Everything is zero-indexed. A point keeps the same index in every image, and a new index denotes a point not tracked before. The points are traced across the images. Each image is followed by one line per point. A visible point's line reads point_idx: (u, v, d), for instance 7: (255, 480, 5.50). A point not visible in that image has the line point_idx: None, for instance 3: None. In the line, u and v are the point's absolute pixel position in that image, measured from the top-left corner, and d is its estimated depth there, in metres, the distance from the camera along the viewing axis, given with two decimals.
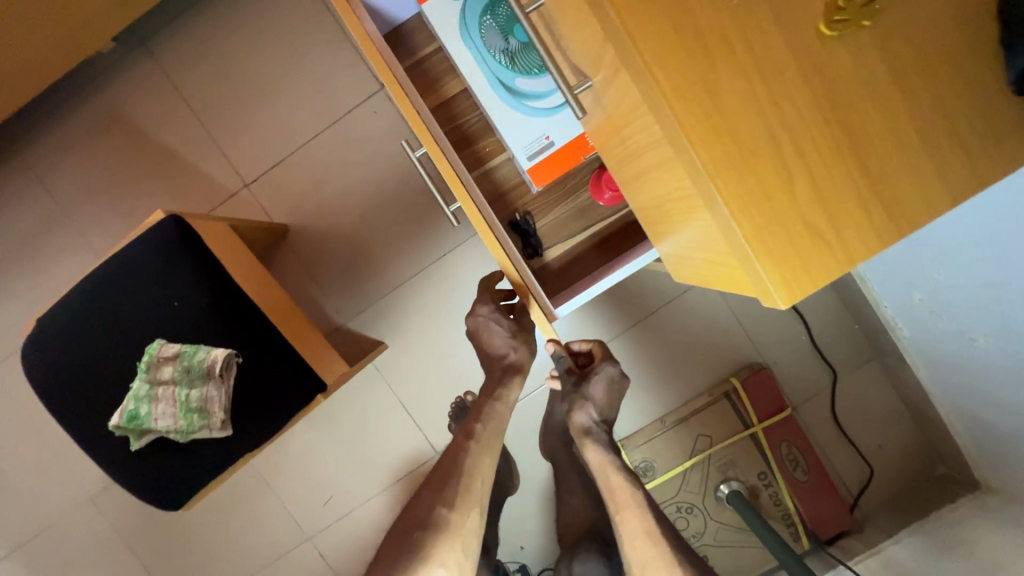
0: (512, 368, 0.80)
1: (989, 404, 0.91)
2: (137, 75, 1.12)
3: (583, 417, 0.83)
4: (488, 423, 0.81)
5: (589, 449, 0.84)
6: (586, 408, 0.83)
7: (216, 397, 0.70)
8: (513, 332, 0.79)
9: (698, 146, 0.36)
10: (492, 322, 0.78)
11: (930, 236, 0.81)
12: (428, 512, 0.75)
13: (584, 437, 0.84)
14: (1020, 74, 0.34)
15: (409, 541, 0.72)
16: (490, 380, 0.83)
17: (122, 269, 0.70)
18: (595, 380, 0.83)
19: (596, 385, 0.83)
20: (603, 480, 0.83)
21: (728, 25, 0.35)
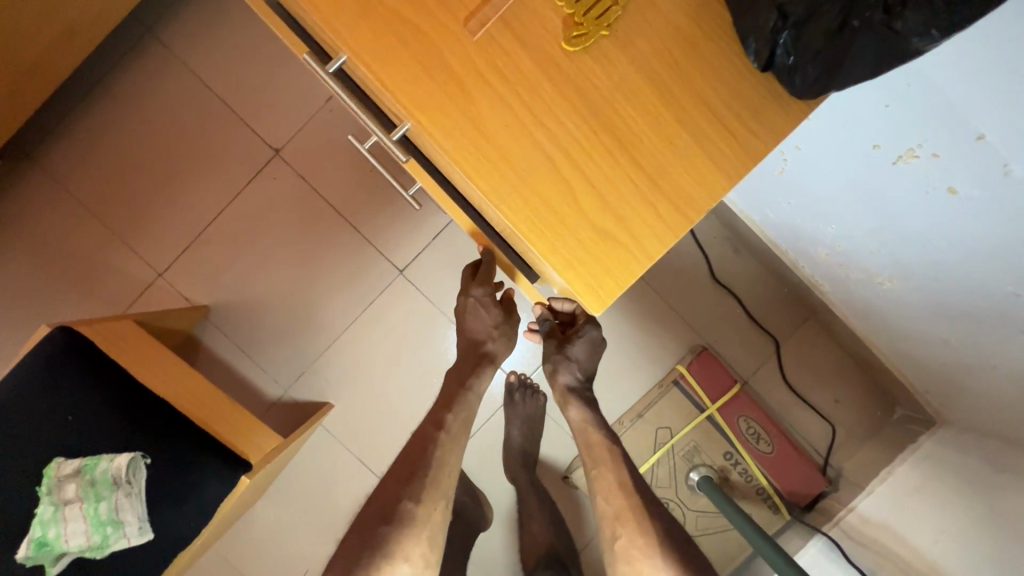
0: (488, 358, 0.76)
1: (918, 338, 0.92)
2: (28, 188, 1.11)
3: (566, 379, 0.80)
4: (460, 412, 0.74)
5: (569, 407, 0.82)
6: (569, 369, 0.79)
7: (128, 504, 0.68)
8: (497, 322, 0.75)
9: (477, 179, 0.37)
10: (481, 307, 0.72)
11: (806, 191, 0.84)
12: (392, 503, 0.65)
13: (565, 397, 0.81)
14: (756, 52, 0.36)
15: (370, 539, 0.63)
16: (458, 367, 0.76)
17: (7, 392, 0.68)
18: (578, 343, 0.77)
19: (578, 347, 0.77)
20: (583, 436, 0.81)
21: (476, 60, 0.36)
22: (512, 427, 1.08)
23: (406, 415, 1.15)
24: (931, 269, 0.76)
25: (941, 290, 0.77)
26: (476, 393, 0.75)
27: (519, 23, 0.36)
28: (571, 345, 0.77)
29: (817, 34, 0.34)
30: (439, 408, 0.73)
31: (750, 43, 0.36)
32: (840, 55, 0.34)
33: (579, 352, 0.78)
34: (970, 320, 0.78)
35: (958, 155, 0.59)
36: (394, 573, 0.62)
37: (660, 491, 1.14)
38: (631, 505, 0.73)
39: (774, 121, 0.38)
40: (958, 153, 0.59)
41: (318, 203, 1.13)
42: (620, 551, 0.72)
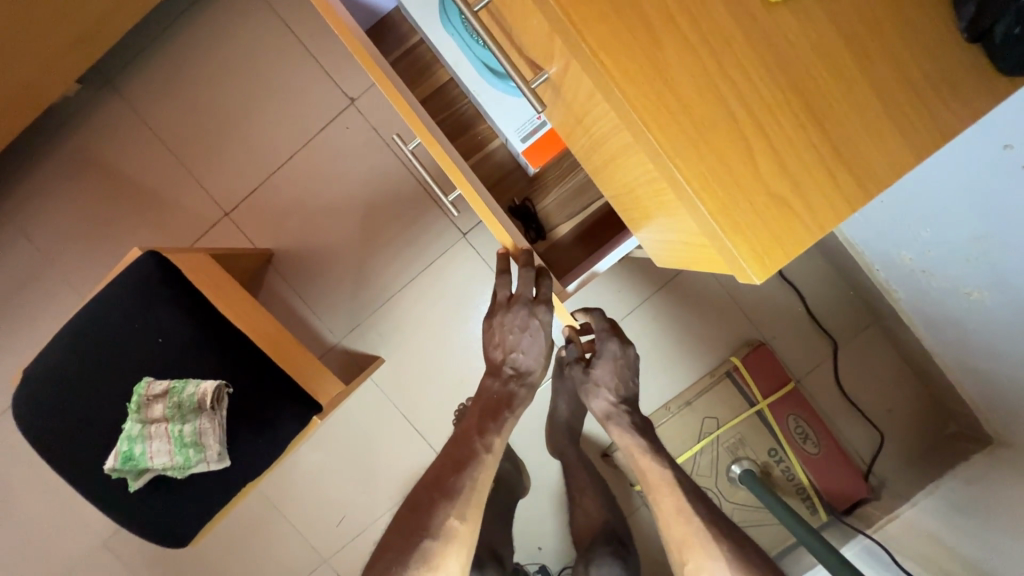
0: (529, 386, 0.75)
1: (992, 357, 0.89)
2: (106, 115, 1.12)
3: (599, 403, 0.83)
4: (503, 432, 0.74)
5: (613, 431, 0.85)
6: (597, 393, 0.83)
7: (210, 429, 0.69)
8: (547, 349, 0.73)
9: (653, 127, 0.36)
10: (544, 331, 0.71)
11: (913, 188, 0.81)
12: (432, 520, 0.68)
13: (605, 421, 0.84)
14: (971, 22, 0.34)
15: (413, 550, 0.67)
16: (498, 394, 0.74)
17: (105, 309, 0.70)
18: (599, 363, 0.81)
19: (601, 369, 0.81)
20: (628, 453, 0.84)
21: (670, 3, 0.35)
22: (561, 401, 1.06)
23: (455, 379, 1.16)
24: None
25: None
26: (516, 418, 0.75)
27: None
28: (593, 368, 0.81)
29: None
30: (486, 422, 0.73)
31: (968, 10, 0.34)
32: None
33: (604, 375, 0.81)
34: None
35: None
36: None
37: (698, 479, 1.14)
38: (696, 527, 0.75)
39: (975, 99, 0.36)
40: None
41: (388, 157, 1.12)
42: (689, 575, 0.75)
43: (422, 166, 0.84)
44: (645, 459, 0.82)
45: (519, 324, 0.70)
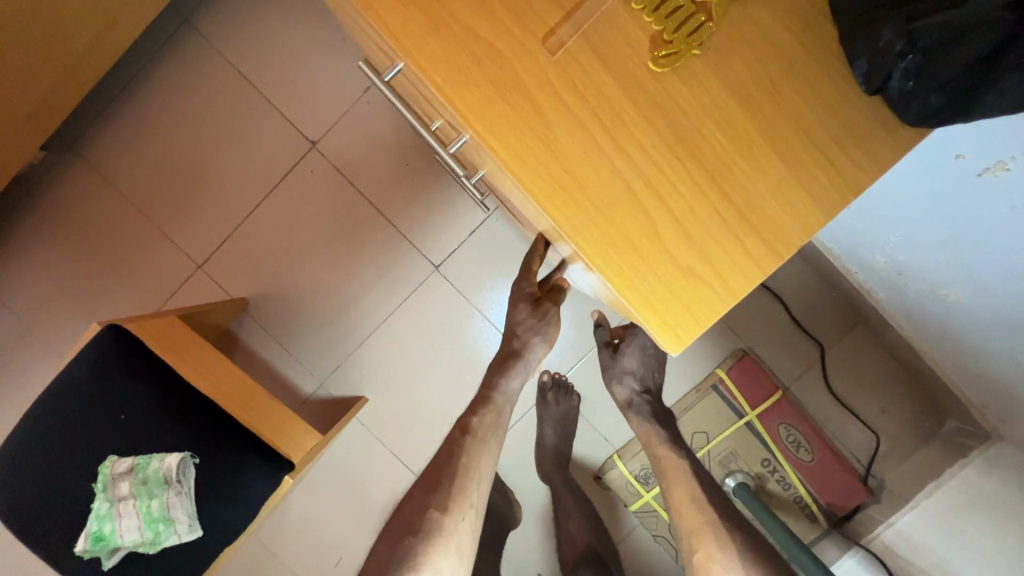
0: (516, 356, 0.74)
1: (982, 356, 0.85)
2: (72, 178, 1.12)
3: (623, 390, 0.83)
4: (485, 415, 0.73)
5: (632, 420, 0.83)
6: (623, 380, 0.83)
7: (178, 502, 0.69)
8: (528, 318, 0.73)
9: (552, 208, 0.35)
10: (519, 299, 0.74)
11: (882, 193, 0.78)
12: (421, 514, 0.66)
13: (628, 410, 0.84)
14: (866, 72, 0.33)
15: (399, 551, 0.65)
16: (491, 367, 0.76)
17: (66, 389, 0.70)
18: (628, 350, 0.82)
19: (630, 356, 0.82)
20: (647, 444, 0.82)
21: (555, 80, 0.34)
22: (546, 426, 1.09)
23: (440, 411, 1.16)
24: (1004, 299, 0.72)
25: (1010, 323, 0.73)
26: (503, 395, 0.73)
27: (602, 41, 0.34)
28: (621, 354, 0.82)
29: (952, 63, 0.30)
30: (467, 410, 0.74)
31: (860, 64, 0.33)
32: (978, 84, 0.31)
33: (632, 363, 0.82)
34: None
35: None
36: None
37: None
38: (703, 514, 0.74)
39: (881, 147, 0.35)
40: None
41: (355, 197, 1.12)
42: (699, 565, 0.71)
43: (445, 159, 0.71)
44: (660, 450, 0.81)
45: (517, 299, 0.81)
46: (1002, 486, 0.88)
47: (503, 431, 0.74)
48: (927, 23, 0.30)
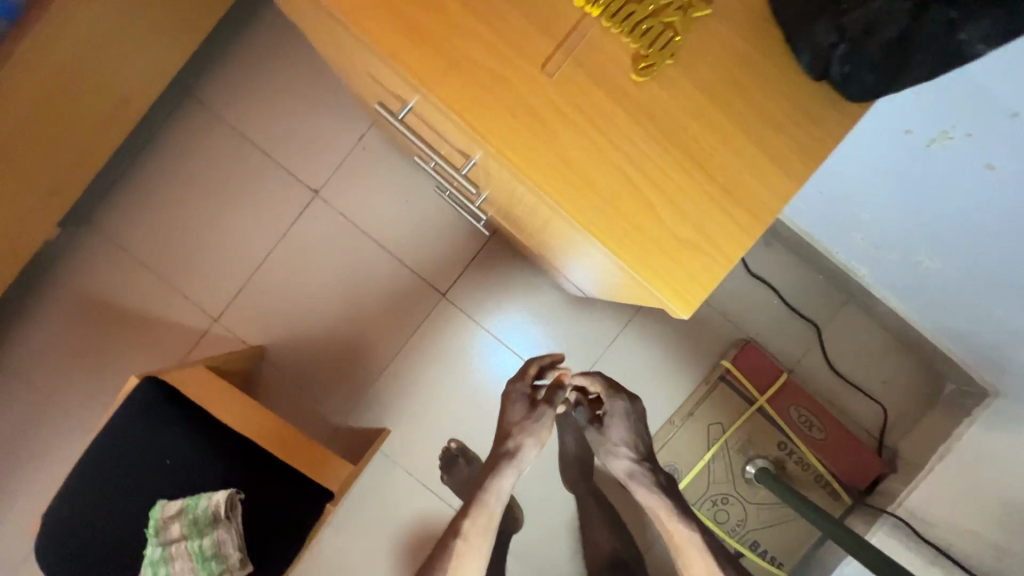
0: (509, 457, 0.78)
1: (970, 318, 0.91)
2: (85, 249, 1.17)
3: (620, 464, 0.84)
4: (477, 518, 0.78)
5: (638, 492, 0.85)
6: (622, 456, 0.84)
7: (228, 538, 0.71)
8: (525, 418, 0.77)
9: (565, 204, 0.41)
10: (516, 399, 0.79)
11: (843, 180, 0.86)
12: None
13: (631, 483, 0.85)
14: (811, 57, 0.40)
15: None
16: (486, 467, 0.81)
17: (113, 442, 0.73)
18: (612, 423, 0.83)
19: (615, 428, 0.83)
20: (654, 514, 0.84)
21: (554, 96, 0.40)
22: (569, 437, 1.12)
23: (462, 434, 1.18)
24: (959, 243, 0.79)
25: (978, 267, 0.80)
26: (492, 498, 0.78)
27: (591, 62, 0.41)
28: (607, 428, 0.83)
29: (873, 48, 0.38)
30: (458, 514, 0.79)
31: (804, 57, 0.40)
32: (901, 62, 0.37)
33: (617, 433, 0.83)
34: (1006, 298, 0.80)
35: (993, 134, 0.62)
36: None
37: (701, 507, 1.15)
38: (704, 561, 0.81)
39: (833, 123, 0.42)
40: (992, 131, 0.62)
41: (359, 238, 1.18)
42: None
43: (446, 183, 0.77)
44: (667, 518, 0.83)
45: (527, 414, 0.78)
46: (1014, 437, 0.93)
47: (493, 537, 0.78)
48: (854, 14, 0.38)
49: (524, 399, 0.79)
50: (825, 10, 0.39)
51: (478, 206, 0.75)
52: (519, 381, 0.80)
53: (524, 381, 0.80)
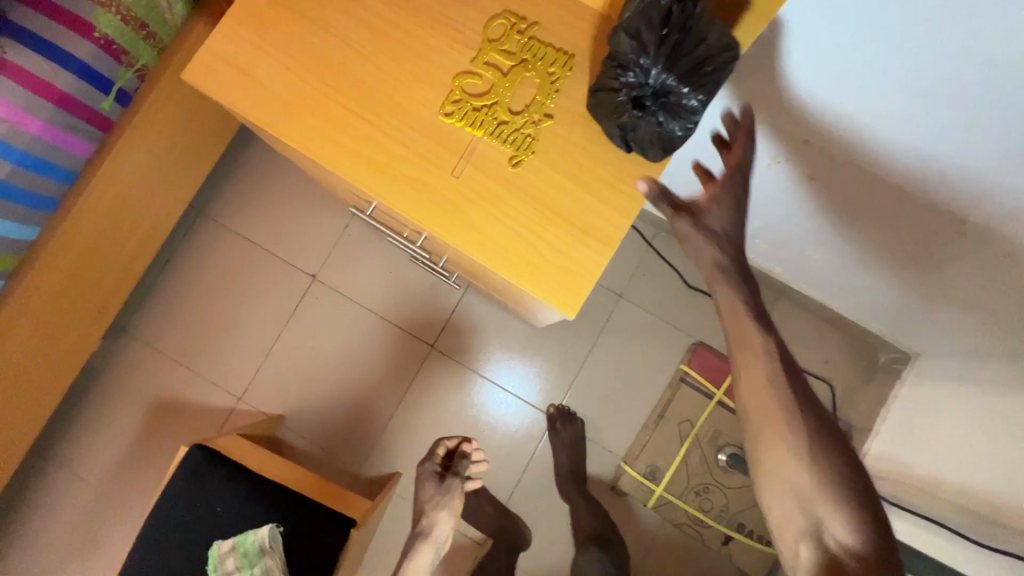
0: (425, 533, 0.90)
1: (870, 291, 1.09)
2: (123, 354, 1.37)
3: (711, 251, 0.59)
4: None
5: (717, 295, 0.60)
6: (714, 247, 0.59)
7: (274, 565, 0.87)
8: (435, 493, 0.90)
9: (478, 254, 0.63)
10: (427, 476, 0.92)
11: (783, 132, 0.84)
12: None
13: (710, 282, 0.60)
14: (619, 141, 0.63)
15: None
16: (408, 545, 0.92)
17: (172, 501, 0.89)
18: (716, 207, 0.61)
19: (719, 213, 0.61)
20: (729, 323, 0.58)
21: (463, 189, 0.64)
22: (560, 452, 1.29)
23: None
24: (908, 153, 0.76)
25: (919, 180, 0.78)
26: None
27: (484, 163, 0.64)
28: (705, 210, 0.61)
29: (645, 135, 0.61)
30: None
31: (615, 141, 0.63)
32: (664, 140, 0.61)
33: (717, 219, 0.61)
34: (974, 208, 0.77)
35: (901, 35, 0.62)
36: None
37: (687, 497, 1.29)
38: (793, 423, 0.54)
39: (645, 176, 0.65)
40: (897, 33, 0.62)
41: (354, 309, 1.38)
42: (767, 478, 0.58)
43: (414, 252, 0.98)
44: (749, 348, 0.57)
45: (441, 490, 0.90)
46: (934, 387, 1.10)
47: None
48: (628, 118, 0.61)
49: (435, 478, 0.91)
50: (612, 115, 0.62)
51: (440, 265, 0.96)
52: (430, 461, 0.93)
53: (432, 463, 0.93)
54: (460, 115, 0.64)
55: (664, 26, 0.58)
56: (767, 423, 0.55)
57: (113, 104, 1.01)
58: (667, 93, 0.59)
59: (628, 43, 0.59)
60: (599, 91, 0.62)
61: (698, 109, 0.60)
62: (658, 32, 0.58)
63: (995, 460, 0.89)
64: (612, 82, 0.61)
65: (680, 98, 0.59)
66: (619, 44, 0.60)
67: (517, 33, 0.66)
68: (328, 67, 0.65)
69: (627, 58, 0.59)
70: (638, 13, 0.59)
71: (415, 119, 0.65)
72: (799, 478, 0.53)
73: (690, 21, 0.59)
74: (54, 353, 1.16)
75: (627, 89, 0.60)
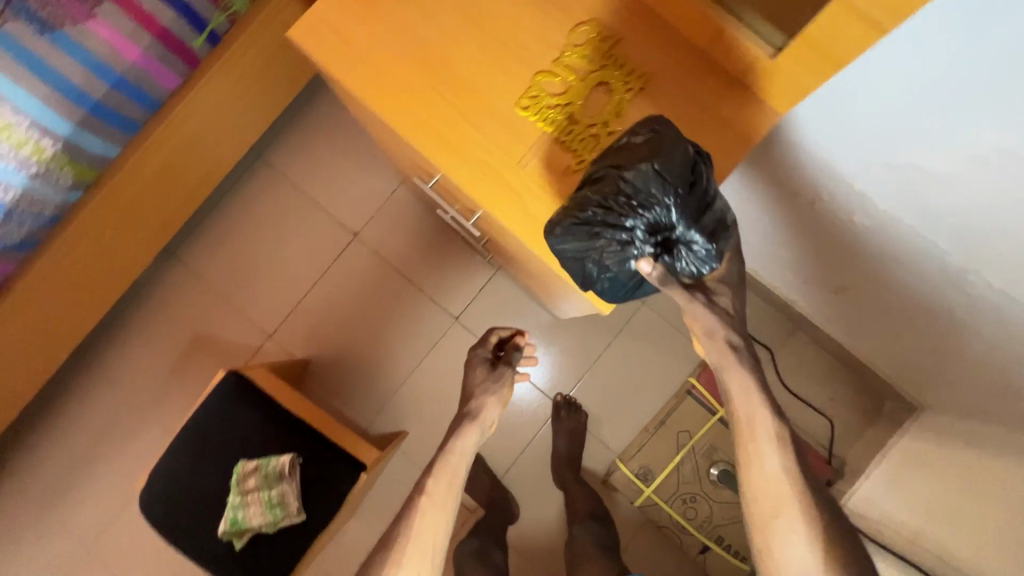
0: (474, 415, 0.94)
1: (889, 335, 1.12)
2: (169, 277, 1.45)
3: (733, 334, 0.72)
4: (440, 477, 0.86)
5: (730, 371, 0.73)
6: (729, 328, 0.72)
7: (290, 491, 0.95)
8: (487, 376, 0.97)
9: (531, 242, 0.69)
10: (480, 362, 1.00)
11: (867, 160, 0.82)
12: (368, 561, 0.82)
13: (724, 363, 0.73)
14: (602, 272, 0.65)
15: None
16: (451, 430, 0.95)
17: (205, 419, 0.97)
18: (723, 297, 0.73)
19: (724, 298, 0.73)
20: (744, 409, 0.73)
21: (526, 178, 0.69)
22: (560, 438, 1.35)
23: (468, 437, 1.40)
24: (962, 202, 0.76)
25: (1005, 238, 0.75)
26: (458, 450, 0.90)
27: (549, 158, 0.69)
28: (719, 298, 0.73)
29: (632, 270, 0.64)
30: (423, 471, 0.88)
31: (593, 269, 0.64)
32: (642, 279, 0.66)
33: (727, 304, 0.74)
34: (899, 263, 0.92)
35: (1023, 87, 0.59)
36: None
37: (673, 503, 1.34)
38: (792, 485, 0.71)
39: None
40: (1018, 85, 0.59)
41: (388, 271, 1.45)
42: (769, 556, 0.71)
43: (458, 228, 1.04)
44: (760, 430, 0.72)
45: (492, 376, 0.98)
46: (934, 441, 1.15)
47: (460, 490, 0.87)
48: (623, 252, 0.63)
49: (486, 364, 1.00)
50: (610, 243, 0.63)
51: (482, 244, 1.01)
52: (482, 351, 1.02)
53: (485, 350, 1.02)
54: (534, 110, 0.69)
55: (690, 176, 0.64)
56: (778, 506, 0.70)
57: (204, 43, 1.09)
58: (683, 242, 0.64)
59: (651, 187, 0.62)
60: (597, 220, 0.63)
61: (707, 263, 0.66)
62: (681, 185, 0.63)
63: (992, 500, 0.96)
64: (631, 216, 0.62)
65: (685, 245, 0.65)
66: (640, 185, 0.62)
67: (600, 42, 0.70)
68: (419, 47, 0.70)
69: (648, 195, 0.62)
70: (668, 157, 0.63)
71: (492, 107, 0.69)
72: (802, 552, 0.69)
73: (707, 178, 0.65)
74: (111, 265, 1.24)
75: (638, 224, 0.62)
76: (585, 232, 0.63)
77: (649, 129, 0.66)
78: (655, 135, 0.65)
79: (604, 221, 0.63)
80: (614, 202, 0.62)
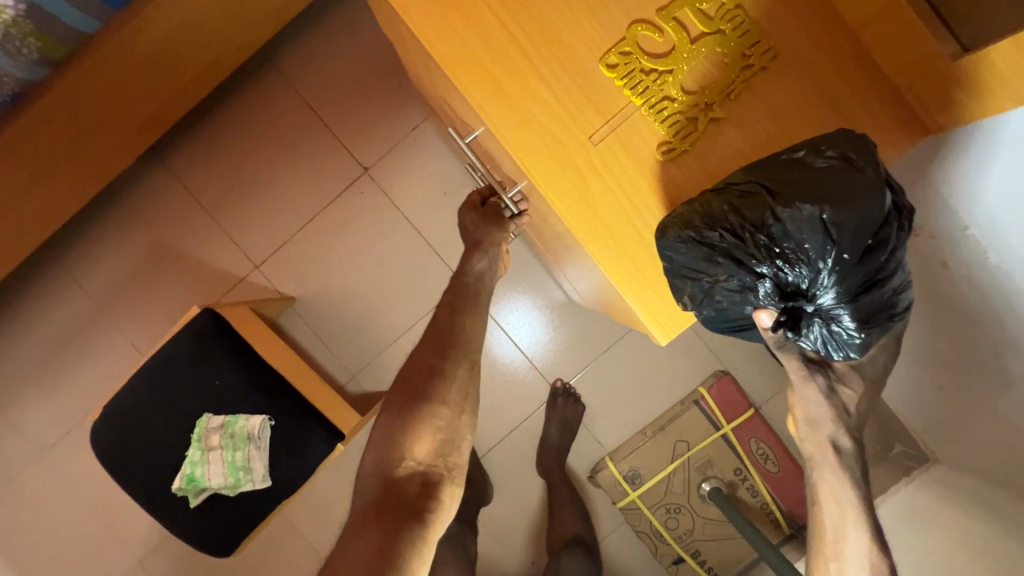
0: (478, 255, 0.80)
1: (930, 389, 1.02)
2: (153, 182, 1.30)
3: (842, 435, 0.64)
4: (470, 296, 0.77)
5: (827, 471, 0.65)
6: (837, 424, 0.64)
7: (255, 456, 0.86)
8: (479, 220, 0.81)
9: (585, 238, 0.59)
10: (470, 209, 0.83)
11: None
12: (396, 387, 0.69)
13: (820, 459, 0.65)
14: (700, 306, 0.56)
15: (410, 392, 0.67)
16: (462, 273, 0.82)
17: (171, 360, 0.86)
18: (845, 390, 0.63)
19: (847, 392, 0.64)
20: (832, 518, 0.66)
21: (596, 160, 0.58)
22: (552, 425, 1.27)
23: None
24: None
25: None
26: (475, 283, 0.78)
27: (629, 138, 0.58)
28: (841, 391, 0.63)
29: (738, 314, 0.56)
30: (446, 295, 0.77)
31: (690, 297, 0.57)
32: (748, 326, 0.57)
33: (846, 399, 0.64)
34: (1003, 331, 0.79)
35: None
36: (436, 409, 0.66)
37: (656, 512, 1.28)
38: None
39: None
40: None
41: (395, 216, 1.30)
42: None
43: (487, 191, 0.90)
44: (846, 550, 0.65)
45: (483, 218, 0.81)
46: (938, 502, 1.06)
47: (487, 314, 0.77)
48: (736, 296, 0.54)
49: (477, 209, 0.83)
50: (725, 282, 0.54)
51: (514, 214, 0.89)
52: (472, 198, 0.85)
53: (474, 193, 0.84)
54: (623, 71, 0.57)
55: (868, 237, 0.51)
56: None
57: None
58: (821, 316, 0.53)
59: (807, 237, 0.51)
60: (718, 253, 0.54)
61: (843, 349, 0.54)
62: (853, 247, 0.50)
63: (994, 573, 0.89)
64: (767, 262, 0.52)
65: (823, 320, 0.53)
66: (795, 229, 0.51)
67: None
68: None
69: (800, 244, 0.51)
70: (849, 207, 0.51)
71: (573, 60, 0.57)
72: None
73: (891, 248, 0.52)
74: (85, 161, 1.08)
75: (775, 276, 0.52)
76: (704, 255, 0.54)
77: (839, 153, 0.53)
78: (845, 173, 0.52)
79: (731, 253, 0.54)
80: (750, 239, 0.53)
